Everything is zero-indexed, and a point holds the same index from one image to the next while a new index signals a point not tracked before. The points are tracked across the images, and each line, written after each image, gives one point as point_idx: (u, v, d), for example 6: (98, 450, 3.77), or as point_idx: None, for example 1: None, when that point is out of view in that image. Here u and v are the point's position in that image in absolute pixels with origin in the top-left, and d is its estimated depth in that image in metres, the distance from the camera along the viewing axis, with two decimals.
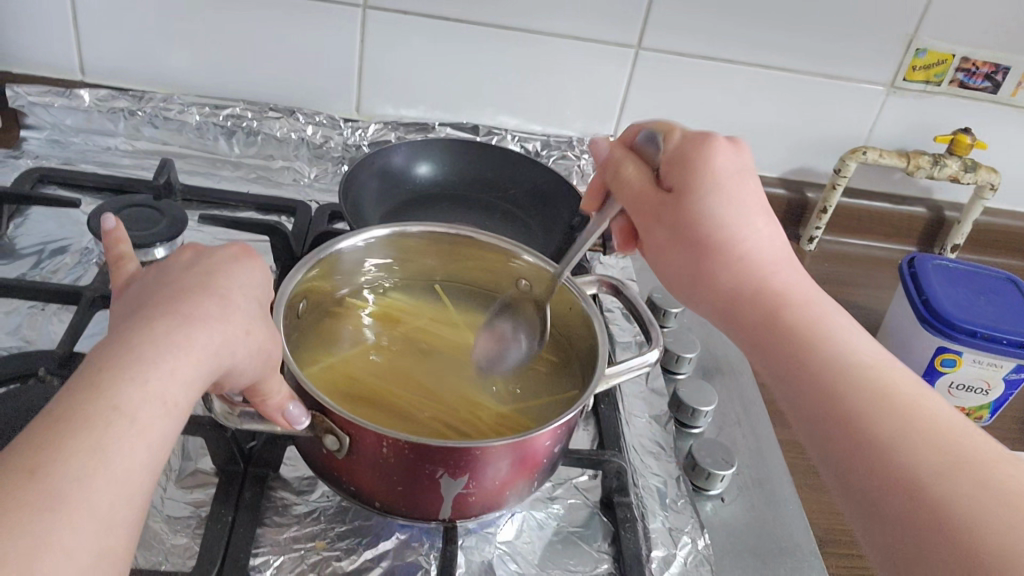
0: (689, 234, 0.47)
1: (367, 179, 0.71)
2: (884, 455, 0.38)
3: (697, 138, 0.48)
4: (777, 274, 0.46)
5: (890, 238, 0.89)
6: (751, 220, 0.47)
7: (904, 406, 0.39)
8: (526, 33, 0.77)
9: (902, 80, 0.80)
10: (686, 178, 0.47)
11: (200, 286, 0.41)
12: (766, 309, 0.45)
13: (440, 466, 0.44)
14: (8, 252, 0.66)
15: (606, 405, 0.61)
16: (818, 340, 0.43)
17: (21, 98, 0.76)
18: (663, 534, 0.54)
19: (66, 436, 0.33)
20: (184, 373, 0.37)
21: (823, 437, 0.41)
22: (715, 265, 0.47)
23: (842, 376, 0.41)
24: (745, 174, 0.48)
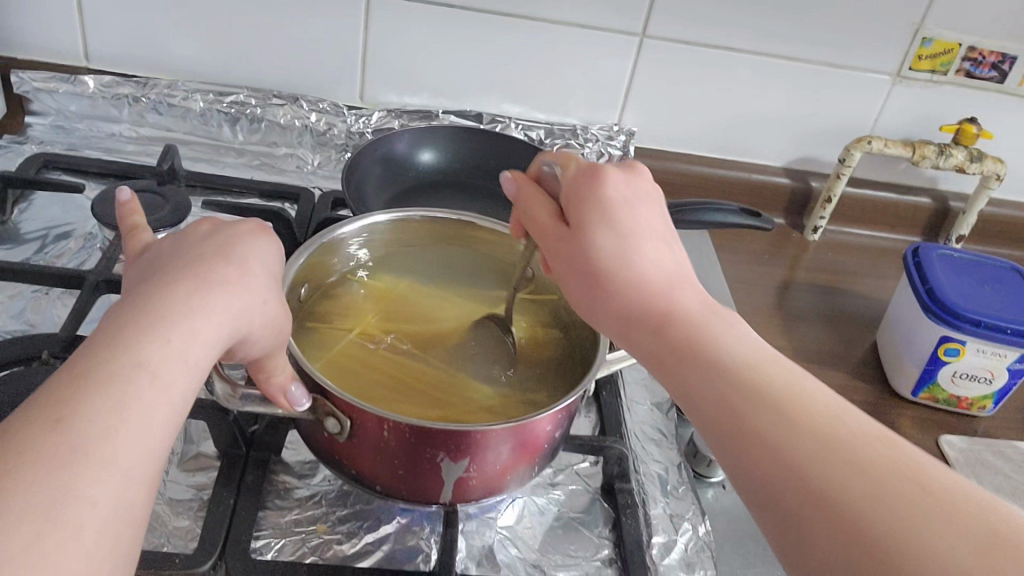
0: (584, 262, 0.42)
1: (370, 165, 0.71)
2: (784, 471, 0.33)
3: (587, 170, 0.44)
4: (676, 292, 0.41)
5: (895, 228, 0.88)
6: (642, 242, 0.42)
7: (801, 415, 0.34)
8: (530, 20, 0.77)
9: (908, 69, 0.80)
10: (580, 206, 0.43)
11: (216, 256, 0.41)
12: (657, 338, 0.39)
13: (441, 449, 0.44)
14: (12, 236, 0.66)
15: (607, 392, 0.61)
16: (706, 359, 0.37)
17: (26, 84, 0.76)
18: (664, 520, 0.54)
19: (90, 388, 0.32)
20: (203, 336, 0.36)
21: (728, 459, 0.35)
22: (608, 289, 0.41)
23: (739, 393, 0.35)
24: (641, 198, 0.44)
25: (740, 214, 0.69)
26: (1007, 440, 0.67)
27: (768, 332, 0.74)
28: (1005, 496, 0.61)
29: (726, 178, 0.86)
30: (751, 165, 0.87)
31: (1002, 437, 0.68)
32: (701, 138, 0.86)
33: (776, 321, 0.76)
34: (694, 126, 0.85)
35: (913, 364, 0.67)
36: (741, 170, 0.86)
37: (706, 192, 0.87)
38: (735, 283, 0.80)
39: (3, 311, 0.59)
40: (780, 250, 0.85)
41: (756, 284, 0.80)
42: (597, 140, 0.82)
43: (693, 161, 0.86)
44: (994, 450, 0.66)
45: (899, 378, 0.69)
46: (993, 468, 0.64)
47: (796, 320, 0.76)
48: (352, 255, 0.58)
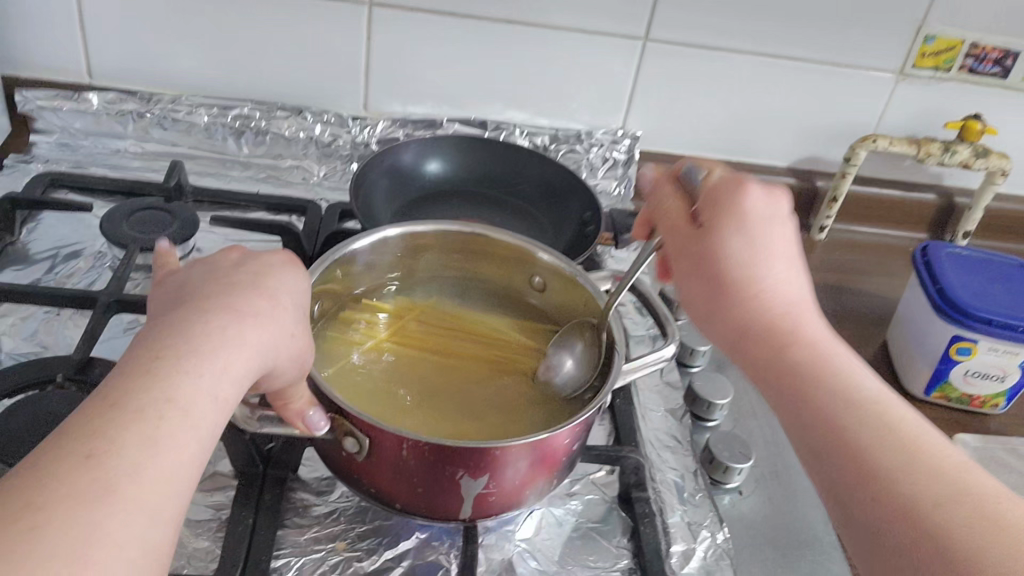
0: (715, 269, 0.45)
1: (377, 177, 0.71)
2: (890, 493, 0.36)
3: (731, 181, 0.46)
4: (803, 313, 0.44)
5: (900, 225, 0.88)
6: (772, 262, 0.44)
7: (902, 434, 0.38)
8: (532, 27, 0.77)
9: (911, 67, 0.80)
10: (716, 212, 0.46)
11: (246, 285, 0.42)
12: (775, 346, 0.43)
13: (461, 466, 0.44)
14: (22, 257, 0.66)
15: (621, 399, 0.61)
16: (818, 371, 0.41)
17: (30, 103, 0.76)
18: (683, 529, 0.54)
19: (121, 425, 0.34)
20: (232, 372, 0.38)
21: (825, 469, 0.39)
22: (732, 303, 0.44)
23: (853, 406, 0.39)
24: (779, 217, 0.46)
25: None
26: (1020, 437, 0.67)
27: None
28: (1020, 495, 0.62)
29: None
30: (756, 165, 0.87)
31: (1015, 434, 0.68)
32: (705, 139, 0.86)
33: None
34: (698, 128, 0.85)
35: (924, 363, 0.68)
36: (746, 171, 0.86)
37: None
38: None
39: (15, 333, 0.59)
40: None
41: None
42: (602, 145, 0.82)
43: (698, 162, 0.86)
44: (1007, 448, 0.66)
45: (910, 378, 0.69)
46: (1008, 466, 0.64)
47: None
48: (365, 274, 0.58)
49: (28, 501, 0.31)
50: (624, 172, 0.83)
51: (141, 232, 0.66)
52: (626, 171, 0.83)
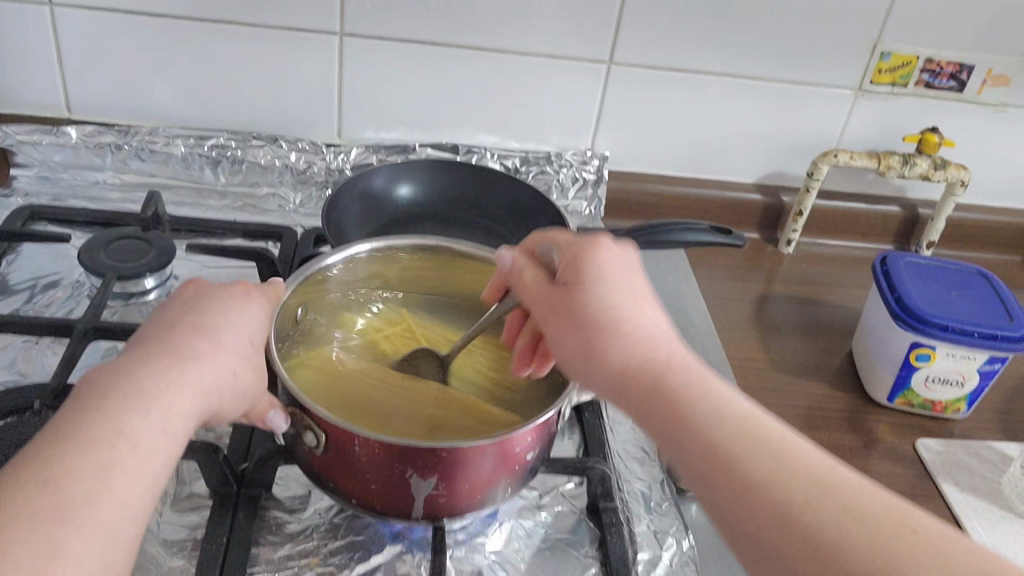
0: (583, 322, 0.44)
1: (350, 203, 0.72)
2: (805, 534, 0.34)
3: (585, 240, 0.47)
4: (670, 347, 0.43)
5: (866, 237, 0.90)
6: (638, 308, 0.44)
7: (787, 456, 0.37)
8: (500, 53, 0.79)
9: (869, 83, 0.82)
10: (576, 268, 0.46)
11: (193, 327, 0.45)
12: (657, 393, 0.41)
13: (417, 466, 0.46)
14: (1, 288, 0.67)
15: (589, 412, 0.62)
16: (692, 406, 0.40)
17: (10, 137, 0.78)
18: (649, 537, 0.55)
19: (74, 455, 0.37)
20: (180, 409, 0.41)
21: (724, 511, 0.37)
22: (608, 352, 0.43)
23: (732, 433, 0.38)
24: (631, 268, 0.46)
25: (712, 233, 0.71)
26: (982, 440, 0.69)
27: (746, 346, 0.76)
28: (980, 496, 0.63)
29: (698, 196, 0.88)
30: (723, 182, 0.89)
31: (977, 438, 0.70)
32: (672, 157, 0.88)
33: (754, 335, 0.77)
34: (665, 147, 0.87)
35: (886, 370, 0.69)
36: (713, 188, 0.88)
37: (681, 210, 0.88)
38: (713, 299, 0.81)
39: None
40: (755, 263, 0.87)
41: (734, 299, 0.82)
42: (572, 165, 0.84)
43: (666, 181, 0.88)
44: (970, 451, 0.67)
45: (874, 385, 0.71)
46: (969, 469, 0.66)
47: (775, 333, 0.78)
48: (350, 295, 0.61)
49: None
50: (594, 192, 0.84)
51: (118, 261, 0.68)
52: (596, 190, 0.84)
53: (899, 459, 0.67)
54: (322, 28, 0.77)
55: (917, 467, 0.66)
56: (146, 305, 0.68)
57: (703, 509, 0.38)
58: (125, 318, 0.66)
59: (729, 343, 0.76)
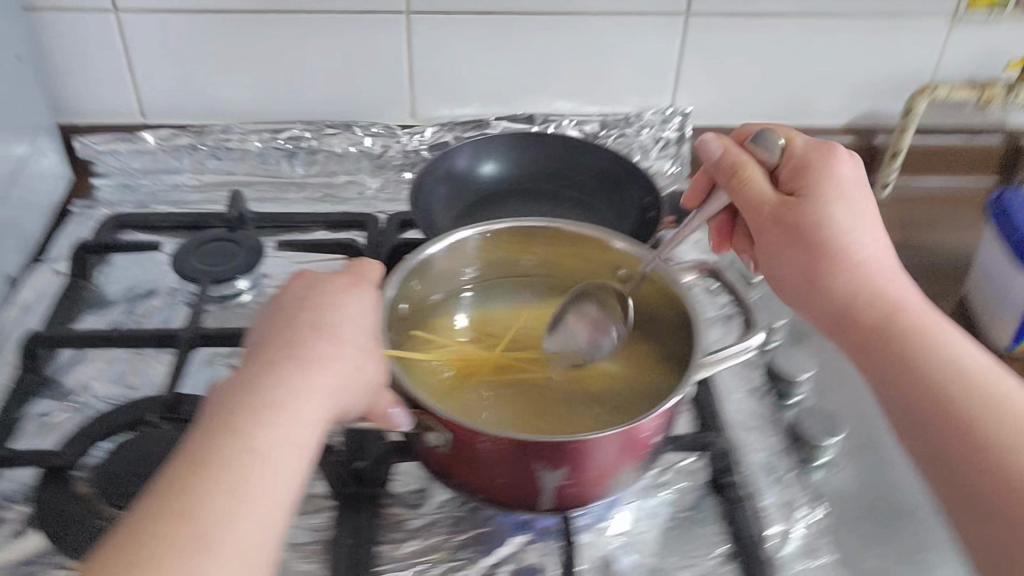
0: (812, 241, 0.49)
1: (433, 185, 0.71)
2: (990, 461, 0.41)
3: (817, 148, 0.52)
4: (897, 282, 0.48)
5: (968, 173, 0.86)
6: (868, 231, 0.50)
7: (999, 409, 0.42)
8: (571, 16, 0.76)
9: (966, 9, 0.77)
10: (806, 186, 0.51)
11: (310, 328, 0.44)
12: (872, 320, 0.47)
13: (540, 459, 0.44)
14: (98, 301, 0.68)
15: (700, 386, 0.60)
16: (917, 348, 0.45)
17: (89, 148, 0.78)
18: (778, 509, 0.53)
19: (207, 480, 0.36)
20: (305, 417, 0.40)
21: (930, 445, 0.43)
22: (830, 276, 0.49)
23: (939, 369, 0.44)
24: (864, 184, 0.51)
25: None
26: None
27: None
28: None
29: None
30: (812, 128, 0.85)
31: None
32: (756, 107, 0.84)
33: None
34: (748, 98, 0.83)
35: (1009, 316, 0.66)
36: (802, 135, 0.84)
37: None
38: None
39: (103, 376, 0.61)
40: None
41: None
42: (652, 125, 0.81)
43: None
44: None
45: (995, 332, 0.67)
46: None
47: None
48: (447, 272, 0.59)
49: (133, 557, 0.34)
50: (679, 150, 0.81)
51: (208, 265, 0.67)
52: (679, 148, 0.81)
53: None
54: (389, 8, 0.75)
55: None
56: (241, 306, 0.68)
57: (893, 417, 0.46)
58: (224, 323, 0.66)
59: None
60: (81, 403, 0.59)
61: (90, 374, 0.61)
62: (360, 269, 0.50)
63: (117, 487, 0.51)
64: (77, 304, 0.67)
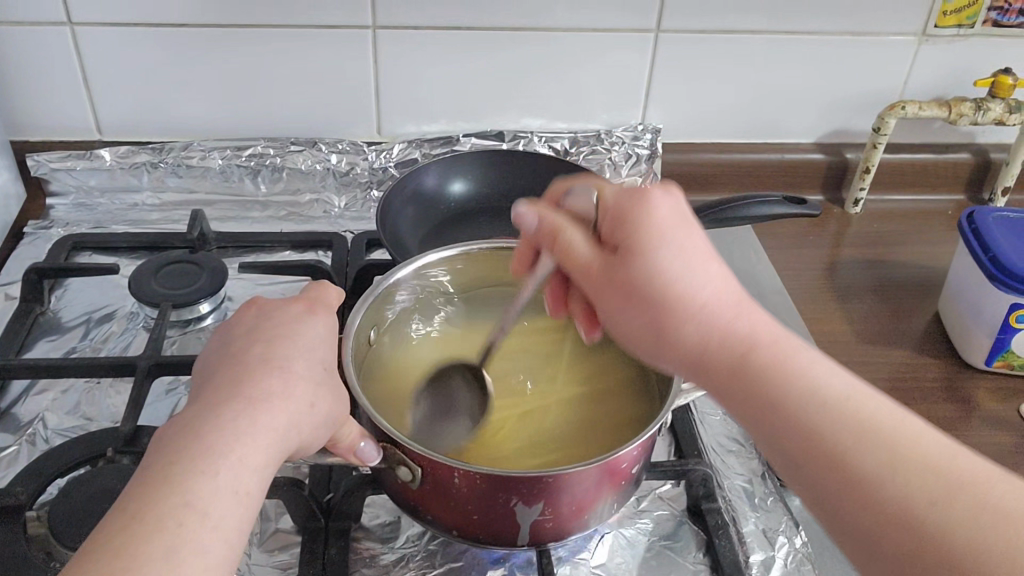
0: (649, 292, 0.42)
1: (402, 206, 0.69)
2: (881, 502, 0.35)
3: (629, 193, 0.43)
4: (744, 311, 0.41)
5: (936, 189, 0.86)
6: (699, 266, 0.42)
7: (883, 436, 0.36)
8: (540, 32, 0.75)
9: (933, 26, 0.77)
10: (625, 236, 0.43)
11: (261, 363, 0.42)
12: (730, 356, 0.40)
13: (514, 494, 0.43)
14: (54, 326, 0.65)
15: (675, 411, 0.60)
16: (783, 390, 0.39)
17: (43, 166, 0.75)
18: (759, 537, 0.52)
19: (138, 540, 0.34)
20: (250, 463, 0.38)
21: (812, 487, 0.37)
22: (676, 323, 0.42)
23: (814, 406, 0.38)
24: (687, 217, 0.43)
25: (785, 203, 0.68)
26: None
27: (825, 315, 0.72)
28: None
29: (757, 161, 0.84)
30: (783, 145, 0.85)
31: None
32: (727, 125, 0.84)
33: (831, 302, 0.74)
34: (718, 114, 0.83)
35: (983, 334, 0.65)
36: (772, 152, 0.84)
37: (739, 179, 0.85)
38: (783, 269, 0.78)
39: (58, 407, 0.58)
40: (822, 226, 0.83)
41: (804, 266, 0.78)
42: (623, 142, 0.81)
43: (721, 149, 0.84)
44: None
45: (969, 349, 0.67)
46: None
47: (851, 297, 0.75)
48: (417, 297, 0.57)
49: None
50: (647, 167, 0.80)
51: (170, 288, 0.65)
52: (650, 165, 0.80)
53: (1004, 426, 0.63)
54: (354, 24, 0.73)
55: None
56: (203, 331, 0.65)
57: (778, 463, 0.39)
58: (186, 349, 0.64)
59: (807, 313, 0.73)
60: (34, 435, 0.56)
61: (45, 405, 0.59)
62: (317, 295, 0.48)
63: (70, 526, 0.48)
64: (30, 332, 0.64)
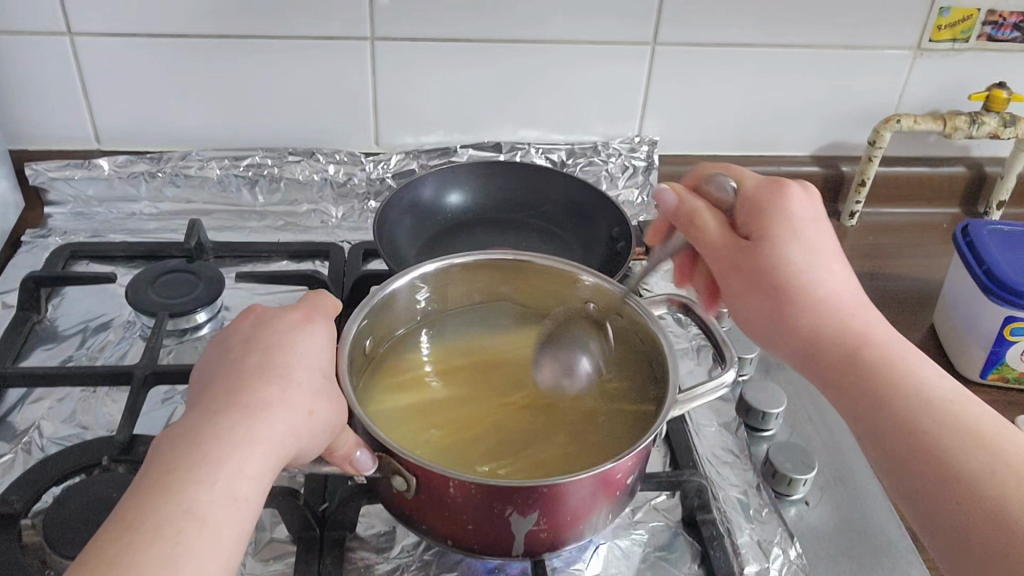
0: (773, 281, 0.47)
1: (398, 216, 0.69)
2: (971, 489, 0.39)
3: (769, 186, 0.49)
4: (859, 312, 0.46)
5: (931, 202, 0.87)
6: (828, 263, 0.47)
7: (976, 432, 0.41)
8: (538, 44, 0.76)
9: (928, 41, 0.78)
10: (762, 222, 0.48)
11: (261, 370, 0.42)
12: (841, 351, 0.45)
13: (509, 504, 0.43)
14: (51, 335, 0.65)
15: (671, 421, 0.60)
16: (894, 382, 0.43)
17: (41, 175, 0.75)
18: (754, 548, 0.52)
19: (135, 548, 0.35)
20: (249, 470, 0.38)
21: (906, 473, 0.42)
22: (796, 310, 0.46)
23: (918, 399, 0.42)
24: (821, 221, 0.49)
25: None
26: None
27: None
28: None
29: (753, 174, 0.84)
30: (779, 158, 0.85)
31: None
32: (723, 138, 0.84)
33: None
34: (715, 127, 0.83)
35: (977, 347, 0.66)
36: (768, 164, 0.84)
37: None
38: None
39: (54, 416, 0.58)
40: None
41: None
42: (620, 154, 0.81)
43: (718, 161, 0.84)
44: None
45: (964, 362, 0.67)
46: None
47: None
48: (410, 308, 0.57)
49: None
50: (645, 179, 0.81)
51: (167, 297, 0.65)
52: (646, 177, 0.81)
53: None
54: (353, 35, 0.74)
55: None
56: (199, 340, 0.65)
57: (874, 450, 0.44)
58: (182, 358, 0.64)
59: None
60: (29, 443, 0.56)
61: (40, 413, 0.59)
62: (315, 303, 0.48)
63: (65, 534, 0.48)
64: (27, 340, 0.64)
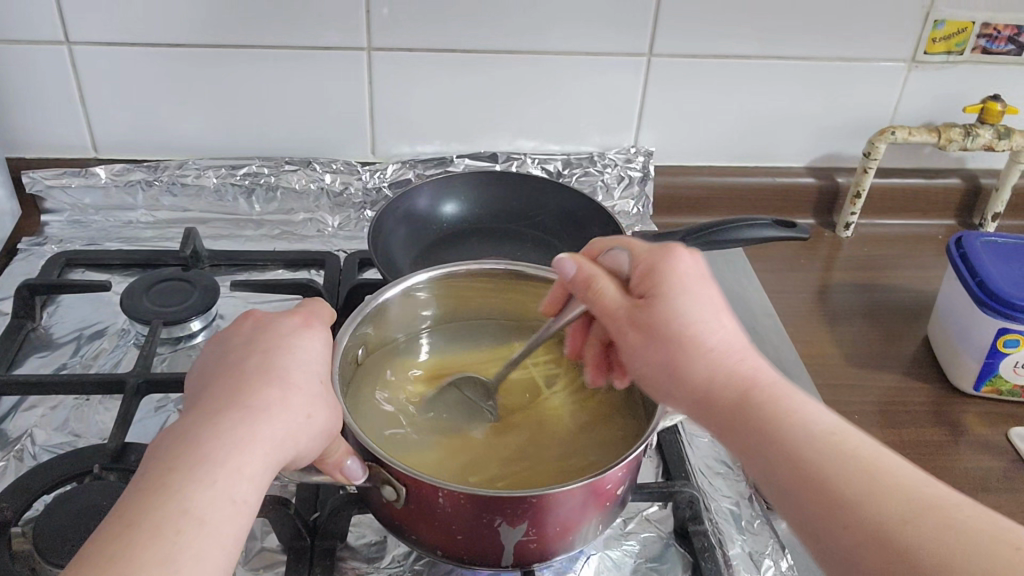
0: (665, 335, 0.44)
1: (394, 226, 0.70)
2: (864, 530, 0.36)
3: (658, 248, 0.47)
4: (751, 364, 0.44)
5: (927, 214, 0.87)
6: (717, 319, 0.45)
7: (872, 473, 0.37)
8: (534, 55, 0.76)
9: (922, 53, 0.78)
10: (649, 280, 0.46)
11: (260, 372, 0.42)
12: (732, 404, 0.42)
13: (499, 514, 0.43)
14: (45, 343, 0.65)
15: (664, 432, 0.60)
16: (779, 429, 0.40)
17: (38, 183, 0.76)
18: (745, 560, 0.52)
19: (134, 547, 0.35)
20: (247, 472, 0.38)
21: (803, 520, 0.38)
22: (687, 362, 0.44)
23: (806, 447, 0.39)
24: (708, 277, 0.46)
25: (775, 226, 0.68)
26: None
27: (815, 337, 0.73)
28: None
29: (749, 185, 0.85)
30: (774, 169, 0.85)
31: None
32: (719, 149, 0.84)
33: (821, 325, 0.74)
34: (710, 138, 0.83)
35: (971, 359, 0.66)
36: (764, 175, 0.85)
37: (731, 202, 0.85)
38: (774, 292, 0.78)
39: (47, 424, 0.59)
40: (813, 250, 0.83)
41: (796, 289, 0.78)
42: (616, 164, 0.81)
43: (714, 172, 0.85)
44: None
45: (958, 374, 0.67)
46: None
47: (842, 320, 0.75)
48: (406, 316, 0.57)
49: None
50: (641, 189, 0.81)
51: (162, 305, 0.65)
52: (642, 188, 0.81)
53: (992, 451, 0.63)
54: (349, 45, 0.74)
55: (1013, 458, 0.62)
56: (193, 348, 0.65)
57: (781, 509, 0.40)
58: (176, 366, 0.64)
59: (797, 335, 0.73)
60: (22, 451, 0.56)
61: (33, 421, 0.59)
62: (314, 308, 0.49)
63: (55, 542, 0.48)
64: (21, 348, 0.64)
